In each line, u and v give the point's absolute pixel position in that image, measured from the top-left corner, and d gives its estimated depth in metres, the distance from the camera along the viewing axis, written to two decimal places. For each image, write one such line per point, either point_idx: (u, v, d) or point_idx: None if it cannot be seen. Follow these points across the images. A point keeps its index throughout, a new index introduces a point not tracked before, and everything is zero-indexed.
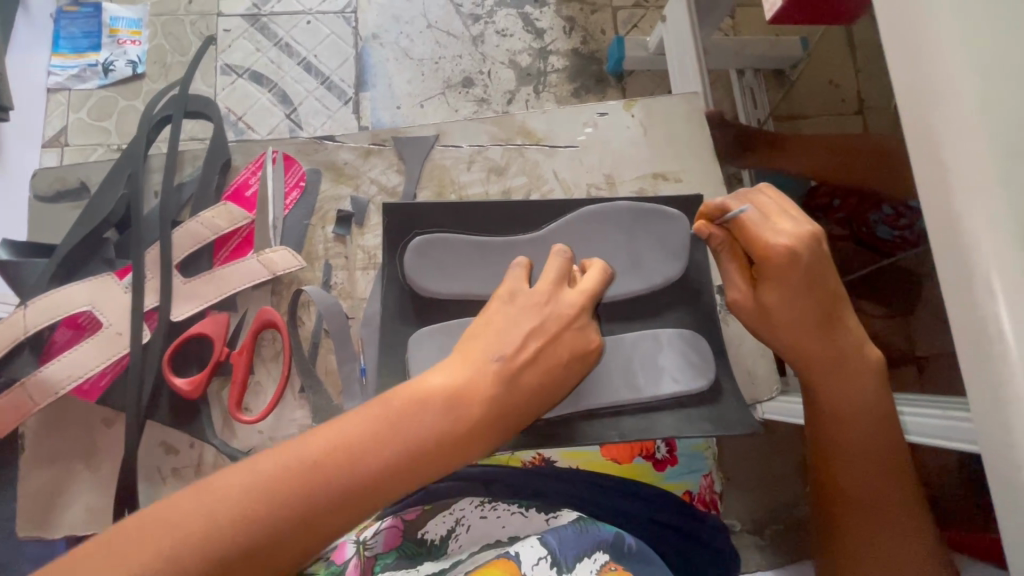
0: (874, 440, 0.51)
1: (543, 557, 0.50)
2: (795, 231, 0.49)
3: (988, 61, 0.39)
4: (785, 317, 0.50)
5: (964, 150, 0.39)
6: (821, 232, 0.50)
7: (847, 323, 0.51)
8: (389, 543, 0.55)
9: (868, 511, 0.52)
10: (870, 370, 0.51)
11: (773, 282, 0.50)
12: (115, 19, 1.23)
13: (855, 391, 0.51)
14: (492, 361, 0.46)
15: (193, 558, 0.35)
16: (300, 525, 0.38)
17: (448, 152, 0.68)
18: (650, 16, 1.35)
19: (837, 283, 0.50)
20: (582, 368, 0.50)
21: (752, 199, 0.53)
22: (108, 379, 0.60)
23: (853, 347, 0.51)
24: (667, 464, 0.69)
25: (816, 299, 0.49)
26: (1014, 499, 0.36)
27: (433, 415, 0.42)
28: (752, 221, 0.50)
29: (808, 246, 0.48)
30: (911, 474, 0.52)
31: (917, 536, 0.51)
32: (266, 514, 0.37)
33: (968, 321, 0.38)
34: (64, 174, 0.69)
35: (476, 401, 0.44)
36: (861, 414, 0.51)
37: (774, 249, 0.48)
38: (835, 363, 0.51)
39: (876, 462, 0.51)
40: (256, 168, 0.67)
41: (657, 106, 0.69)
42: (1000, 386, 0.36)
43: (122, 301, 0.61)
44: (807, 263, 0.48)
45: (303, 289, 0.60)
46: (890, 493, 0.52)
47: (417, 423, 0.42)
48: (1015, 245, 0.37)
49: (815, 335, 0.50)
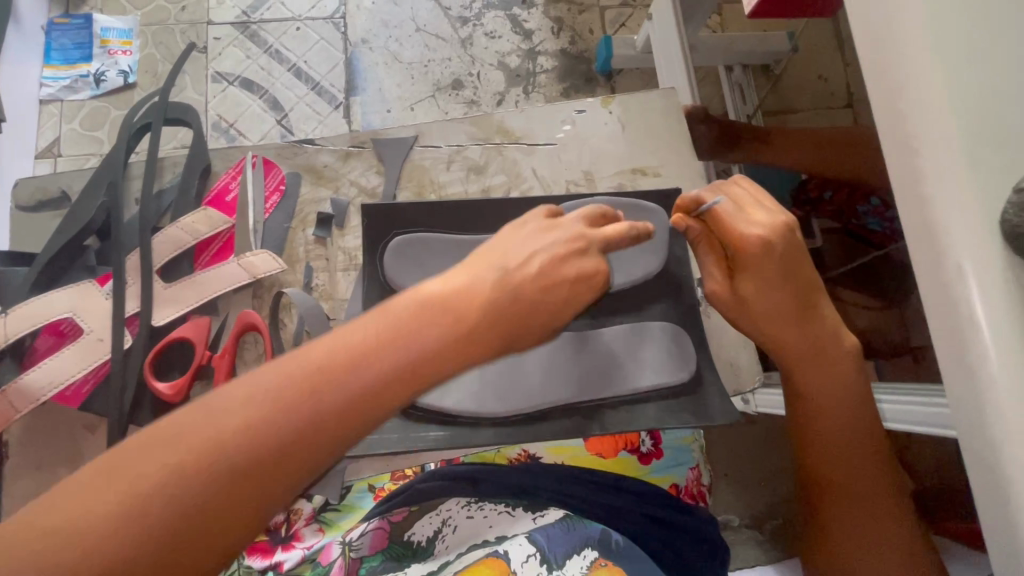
0: (850, 426, 0.52)
1: (532, 554, 0.52)
2: (768, 222, 0.49)
3: (952, 41, 0.39)
4: (762, 308, 0.51)
5: (930, 133, 0.38)
6: (794, 222, 0.50)
7: (823, 310, 0.52)
8: (375, 545, 0.55)
9: (849, 498, 0.53)
10: (847, 359, 0.52)
11: (749, 272, 0.51)
12: (106, 30, 1.23)
13: (834, 377, 0.52)
14: (486, 278, 0.44)
15: (201, 469, 0.34)
16: (309, 433, 0.36)
17: (427, 152, 0.69)
18: (637, 15, 1.35)
19: (812, 274, 0.51)
20: (589, 290, 0.48)
21: (727, 190, 0.53)
22: (90, 386, 0.61)
23: (830, 334, 0.52)
24: (652, 457, 0.69)
25: (791, 288, 0.50)
26: (991, 484, 0.36)
27: (440, 316, 0.41)
28: (727, 214, 0.51)
29: (782, 237, 0.49)
30: (891, 459, 0.53)
31: (899, 521, 0.52)
32: (248, 438, 0.35)
33: (941, 305, 0.38)
34: (45, 185, 0.70)
35: (483, 304, 0.43)
36: (837, 403, 0.52)
37: (748, 240, 0.49)
38: (812, 351, 0.52)
39: (860, 448, 0.53)
40: (235, 173, 0.68)
41: (634, 103, 0.70)
42: (974, 368, 0.36)
43: (103, 307, 0.61)
44: (781, 254, 0.49)
45: (284, 291, 0.60)
46: (875, 478, 0.52)
47: (409, 334, 0.40)
48: (983, 228, 0.36)
49: (793, 322, 0.51)
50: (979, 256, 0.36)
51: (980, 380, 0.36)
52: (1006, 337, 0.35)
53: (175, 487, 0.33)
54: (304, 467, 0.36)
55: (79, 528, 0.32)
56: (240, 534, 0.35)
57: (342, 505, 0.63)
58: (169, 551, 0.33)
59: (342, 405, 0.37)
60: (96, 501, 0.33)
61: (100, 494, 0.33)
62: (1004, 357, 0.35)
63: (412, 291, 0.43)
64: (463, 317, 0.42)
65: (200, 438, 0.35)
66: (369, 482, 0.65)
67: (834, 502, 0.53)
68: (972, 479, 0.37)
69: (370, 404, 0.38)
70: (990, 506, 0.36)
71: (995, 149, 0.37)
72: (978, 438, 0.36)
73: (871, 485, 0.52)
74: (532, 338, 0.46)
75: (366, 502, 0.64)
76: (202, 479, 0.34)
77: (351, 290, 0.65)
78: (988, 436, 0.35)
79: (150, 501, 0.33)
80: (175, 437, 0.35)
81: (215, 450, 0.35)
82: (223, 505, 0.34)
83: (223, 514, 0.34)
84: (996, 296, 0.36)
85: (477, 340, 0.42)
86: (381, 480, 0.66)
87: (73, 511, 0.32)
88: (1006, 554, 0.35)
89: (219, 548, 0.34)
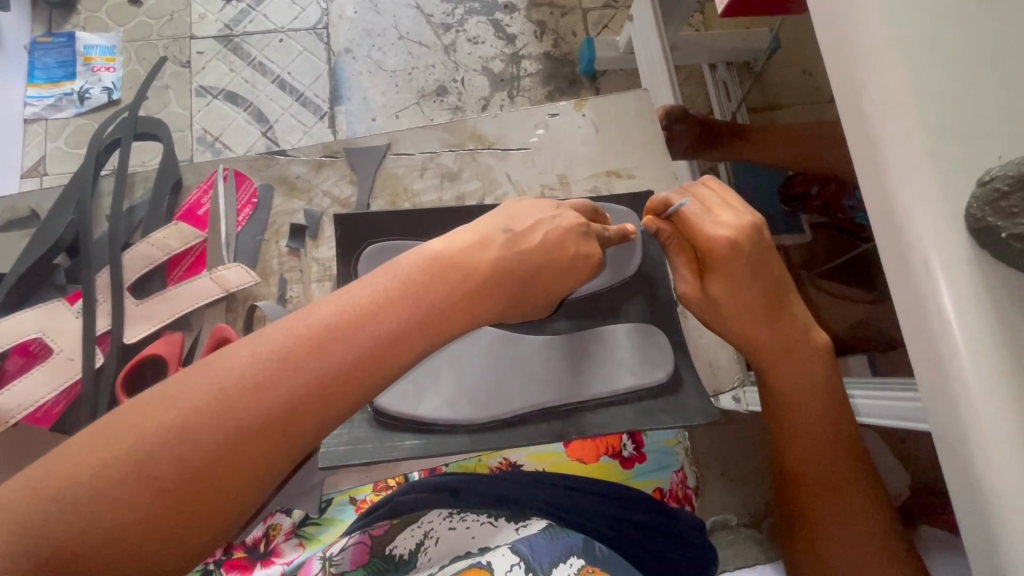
0: (825, 420, 0.53)
1: (516, 563, 0.50)
2: (735, 223, 0.50)
3: (911, 35, 0.38)
4: (732, 308, 0.52)
5: (892, 128, 0.38)
6: (760, 221, 0.51)
7: (793, 309, 0.53)
8: (355, 561, 0.53)
9: (828, 492, 0.52)
10: (820, 356, 0.53)
11: (719, 273, 0.51)
12: (89, 48, 1.24)
13: (810, 374, 0.52)
14: (475, 253, 0.47)
15: (199, 434, 0.36)
16: (309, 396, 0.39)
17: (400, 160, 0.68)
18: (620, 16, 1.35)
19: (781, 273, 0.52)
20: (589, 270, 0.52)
21: (694, 191, 0.55)
22: (63, 406, 0.61)
23: (802, 330, 0.53)
24: (634, 462, 0.69)
25: (760, 287, 0.51)
26: (967, 479, 0.35)
27: (437, 280, 0.45)
28: (695, 215, 0.52)
29: (749, 237, 0.50)
30: (865, 455, 0.54)
31: (877, 516, 0.52)
32: (241, 406, 0.37)
33: (910, 299, 0.37)
34: (15, 204, 0.69)
35: (479, 266, 0.47)
36: (810, 395, 0.53)
37: (716, 241, 0.50)
38: (786, 348, 0.52)
39: (836, 443, 0.53)
40: (207, 187, 0.68)
41: (608, 105, 0.70)
42: (944, 362, 0.35)
43: (74, 327, 0.61)
44: (749, 254, 0.50)
45: (258, 306, 0.60)
46: (850, 473, 0.53)
47: (400, 306, 0.43)
48: (949, 221, 0.36)
49: (765, 319, 0.51)
50: (945, 249, 0.36)
51: (950, 374, 0.35)
52: (975, 330, 0.34)
53: (180, 447, 0.35)
54: (303, 428, 0.39)
55: (89, 488, 0.34)
56: (242, 494, 0.37)
57: (322, 519, 0.63)
58: (175, 511, 0.35)
59: (343, 367, 0.40)
60: (104, 462, 0.34)
61: (108, 455, 0.35)
62: (973, 350, 0.34)
63: (407, 260, 0.47)
64: (459, 280, 0.46)
65: (204, 400, 0.37)
66: (350, 494, 0.65)
67: (809, 498, 0.53)
68: (947, 475, 0.36)
69: (370, 365, 0.41)
70: (965, 503, 0.35)
71: (960, 143, 0.37)
72: (951, 432, 0.35)
73: (846, 482, 0.52)
74: (531, 300, 0.51)
75: (347, 514, 0.63)
76: (198, 444, 0.36)
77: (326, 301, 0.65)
78: (959, 432, 0.35)
79: (156, 461, 0.35)
80: (177, 401, 0.37)
81: (218, 412, 0.37)
82: (226, 465, 0.36)
83: (226, 474, 0.37)
84: (963, 290, 0.35)
85: (477, 299, 0.47)
86: (362, 492, 0.66)
87: (82, 473, 0.34)
88: (982, 551, 0.35)
89: (223, 508, 0.37)
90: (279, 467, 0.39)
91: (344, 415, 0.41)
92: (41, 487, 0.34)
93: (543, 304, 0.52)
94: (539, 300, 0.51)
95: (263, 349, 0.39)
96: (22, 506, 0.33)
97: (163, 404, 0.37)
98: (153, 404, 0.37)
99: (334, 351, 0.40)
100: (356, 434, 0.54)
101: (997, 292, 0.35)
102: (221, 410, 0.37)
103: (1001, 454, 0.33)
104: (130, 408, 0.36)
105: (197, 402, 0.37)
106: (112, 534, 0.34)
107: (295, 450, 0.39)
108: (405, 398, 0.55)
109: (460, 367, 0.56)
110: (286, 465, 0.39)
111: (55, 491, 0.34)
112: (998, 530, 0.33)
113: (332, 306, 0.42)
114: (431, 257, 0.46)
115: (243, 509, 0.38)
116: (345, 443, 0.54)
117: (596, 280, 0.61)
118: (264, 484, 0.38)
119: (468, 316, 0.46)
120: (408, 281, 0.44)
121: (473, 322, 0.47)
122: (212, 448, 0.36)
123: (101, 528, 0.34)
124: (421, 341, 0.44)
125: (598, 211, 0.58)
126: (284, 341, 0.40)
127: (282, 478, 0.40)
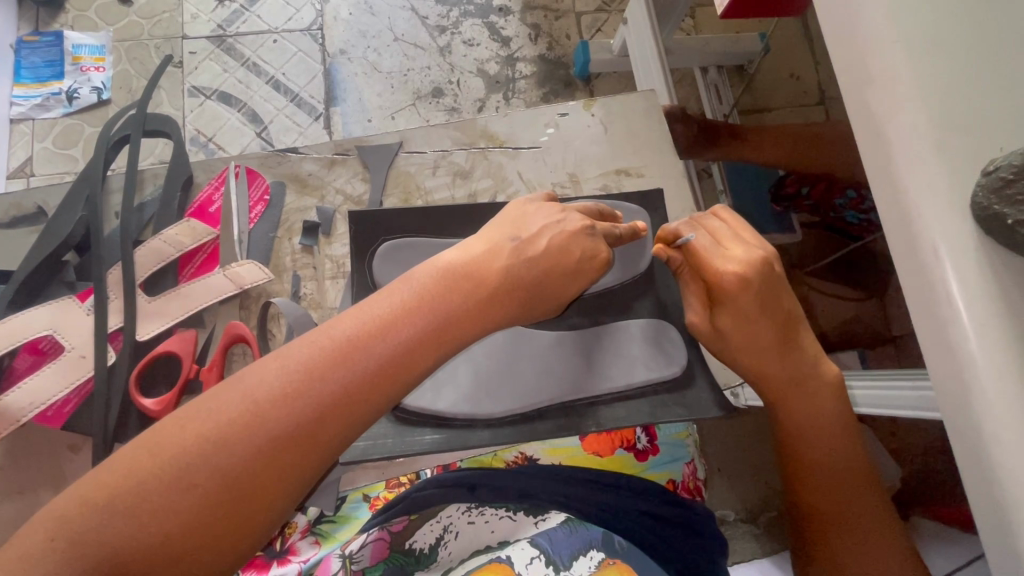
0: (828, 440, 0.55)
1: (536, 556, 0.52)
2: (745, 258, 0.52)
3: (915, 33, 0.40)
4: (739, 342, 0.54)
5: (900, 121, 0.39)
6: (771, 255, 0.53)
7: (801, 340, 0.55)
8: (376, 555, 0.53)
9: (836, 505, 0.54)
10: (828, 389, 0.55)
11: (727, 307, 0.53)
12: (77, 47, 1.22)
13: (814, 404, 0.54)
14: (488, 260, 0.49)
15: (232, 447, 0.37)
16: (336, 405, 0.40)
17: (412, 158, 0.69)
18: (614, 19, 1.37)
19: (791, 307, 0.54)
20: (598, 264, 0.52)
21: (705, 224, 0.57)
22: (73, 405, 0.59)
23: (811, 364, 0.55)
24: (649, 454, 0.69)
25: (769, 323, 0.53)
26: (977, 459, 0.36)
27: (449, 289, 0.46)
28: (706, 248, 0.54)
29: (759, 272, 0.52)
30: (875, 476, 0.55)
31: (883, 520, 0.54)
32: (270, 421, 0.38)
33: (919, 287, 0.39)
34: (19, 200, 0.69)
35: (488, 274, 0.48)
36: (815, 418, 0.54)
37: (723, 277, 0.52)
38: (792, 380, 0.54)
39: (840, 456, 0.55)
40: (219, 184, 0.67)
41: (616, 105, 0.71)
42: (956, 345, 0.36)
43: (85, 324, 0.60)
44: (757, 288, 0.52)
45: (272, 302, 0.60)
46: (856, 481, 0.54)
47: (418, 315, 0.44)
48: (956, 212, 0.37)
49: (774, 353, 0.53)
50: (951, 238, 0.37)
51: (960, 362, 0.36)
52: (983, 319, 0.36)
53: (218, 458, 0.37)
54: (330, 436, 0.40)
55: (134, 495, 0.35)
56: (276, 501, 0.38)
57: (337, 516, 0.62)
58: (215, 517, 0.36)
59: (366, 375, 0.41)
60: (149, 471, 0.36)
61: (154, 465, 0.36)
62: (981, 334, 0.36)
63: (424, 269, 0.48)
64: (469, 288, 0.47)
65: (238, 413, 0.38)
66: (364, 491, 0.64)
67: (824, 522, 0.55)
68: (957, 455, 0.38)
69: (389, 373, 0.42)
70: (974, 479, 0.36)
71: (965, 134, 0.38)
72: (962, 413, 0.37)
73: (854, 496, 0.54)
74: (538, 306, 0.51)
75: (362, 512, 0.63)
76: (231, 456, 0.37)
77: (340, 298, 0.65)
78: (970, 412, 0.36)
79: (196, 470, 0.37)
80: (212, 413, 0.38)
81: (252, 423, 0.38)
82: (259, 477, 0.38)
83: (263, 480, 0.38)
84: (970, 278, 0.37)
85: (488, 307, 0.47)
86: (377, 489, 0.65)
87: (128, 485, 0.36)
88: (995, 530, 0.36)
89: (262, 513, 0.38)
90: (310, 474, 0.40)
91: (367, 423, 0.42)
92: (92, 496, 0.35)
93: (552, 307, 0.52)
94: (548, 304, 0.51)
95: (289, 362, 0.41)
96: (75, 515, 0.35)
97: (200, 416, 0.38)
98: (190, 416, 0.39)
99: (357, 363, 0.41)
100: (376, 429, 0.55)
101: (1001, 278, 0.36)
102: (252, 423, 0.38)
103: (1012, 433, 0.34)
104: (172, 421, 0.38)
105: (231, 414, 0.38)
106: (157, 541, 0.35)
107: (323, 460, 0.40)
108: (424, 393, 0.55)
109: (476, 364, 0.57)
110: (315, 475, 0.40)
111: (103, 501, 0.35)
112: (1008, 510, 0.35)
113: (352, 319, 0.43)
114: (443, 268, 0.48)
115: (277, 517, 0.39)
116: (366, 438, 0.55)
117: (607, 278, 0.62)
118: (297, 491, 0.39)
119: (483, 321, 0.47)
120: (424, 290, 0.46)
121: (489, 327, 0.48)
122: (247, 457, 0.37)
123: (148, 535, 0.35)
124: (438, 348, 0.45)
125: (604, 215, 0.58)
126: (308, 356, 0.41)
127: (314, 485, 0.41)
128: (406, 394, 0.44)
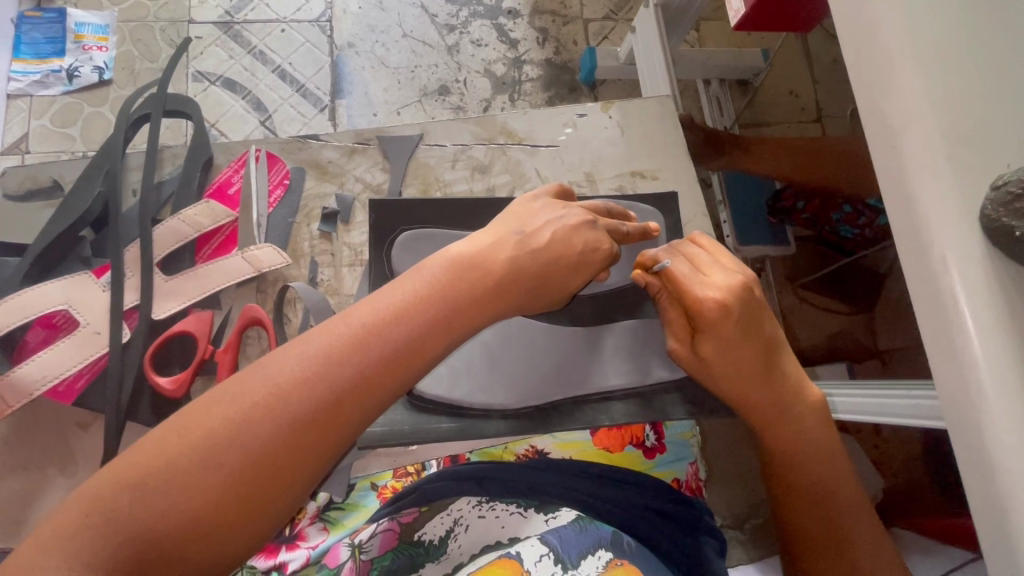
0: (815, 461, 0.56)
1: (545, 554, 0.53)
2: (724, 284, 0.53)
3: (933, 51, 0.42)
4: (726, 368, 0.54)
5: (915, 136, 0.41)
6: (750, 280, 0.55)
7: (784, 364, 0.56)
8: (384, 545, 0.54)
9: (828, 521, 0.55)
10: (811, 415, 0.56)
11: (709, 334, 0.54)
12: (81, 25, 1.20)
13: (798, 427, 0.56)
14: (494, 252, 0.49)
15: (248, 435, 0.37)
16: (353, 391, 0.40)
17: (431, 151, 0.69)
18: (620, 28, 1.39)
19: (772, 332, 0.55)
20: (603, 255, 0.53)
21: (684, 251, 0.58)
22: (85, 380, 0.59)
23: (794, 390, 0.56)
24: (656, 452, 0.71)
25: (753, 347, 0.54)
26: (977, 461, 0.37)
27: (459, 280, 0.47)
28: (685, 277, 0.54)
29: (738, 297, 0.53)
30: (861, 491, 0.57)
31: (873, 533, 0.55)
32: (283, 412, 0.38)
33: (928, 294, 0.40)
34: (35, 174, 0.68)
35: (495, 266, 0.48)
36: (801, 440, 0.56)
37: (707, 304, 0.53)
38: (779, 403, 0.55)
39: (828, 475, 0.56)
40: (239, 166, 0.67)
41: (633, 108, 0.73)
42: (963, 351, 0.38)
43: (100, 300, 0.60)
44: (739, 314, 0.53)
45: (290, 287, 0.60)
46: (844, 496, 0.56)
47: (436, 303, 0.45)
48: (966, 223, 0.39)
49: (760, 378, 0.55)
50: (960, 247, 0.39)
51: (965, 367, 0.38)
52: (987, 327, 0.37)
53: (239, 442, 0.37)
54: (349, 418, 0.40)
55: (165, 476, 0.36)
56: (292, 487, 0.38)
57: (345, 504, 0.63)
58: (235, 499, 0.36)
59: (377, 362, 0.42)
60: (179, 451, 0.36)
61: (183, 445, 0.37)
62: (985, 340, 0.37)
63: (438, 260, 0.49)
64: (480, 277, 0.48)
65: (261, 398, 0.38)
66: (372, 480, 0.66)
67: (816, 540, 0.55)
68: (959, 456, 0.39)
69: (402, 358, 0.43)
70: (973, 480, 0.38)
71: (975, 150, 0.40)
72: (966, 418, 0.38)
73: (845, 514, 0.55)
74: (545, 296, 0.51)
75: (370, 500, 0.64)
76: (251, 441, 0.37)
77: (356, 286, 0.65)
78: (972, 415, 0.38)
79: (223, 451, 0.37)
80: (233, 399, 0.38)
81: (270, 410, 0.38)
82: (277, 463, 0.38)
83: (286, 462, 0.38)
84: (976, 286, 0.38)
85: (497, 298, 0.48)
86: (384, 478, 0.66)
87: (160, 462, 0.36)
88: (991, 531, 0.37)
89: (284, 494, 0.38)
90: (326, 461, 0.40)
91: (381, 409, 0.43)
92: (129, 474, 0.36)
93: (557, 298, 0.52)
94: (554, 295, 0.52)
95: (302, 352, 0.41)
96: (109, 492, 0.35)
97: (226, 399, 0.38)
98: (211, 402, 0.39)
99: (369, 351, 0.42)
100: (392, 417, 0.56)
101: (1005, 286, 0.38)
102: (267, 413, 0.38)
103: (1013, 436, 0.36)
104: (199, 403, 0.38)
105: (251, 400, 0.38)
106: (186, 520, 0.35)
107: (337, 448, 0.40)
108: (441, 382, 0.56)
109: (493, 356, 0.57)
110: (329, 462, 0.40)
111: (136, 480, 0.36)
112: (1008, 512, 0.36)
113: (364, 309, 0.44)
114: (453, 259, 0.48)
115: (295, 501, 0.39)
116: (382, 424, 0.56)
117: (614, 276, 0.63)
118: (312, 477, 0.39)
119: (494, 308, 0.48)
120: (434, 282, 0.46)
121: (499, 313, 0.49)
122: (270, 441, 0.37)
123: (173, 517, 0.35)
124: (450, 334, 0.45)
125: (608, 212, 0.59)
126: (321, 346, 0.41)
127: (329, 470, 0.41)
128: (424, 377, 0.44)
